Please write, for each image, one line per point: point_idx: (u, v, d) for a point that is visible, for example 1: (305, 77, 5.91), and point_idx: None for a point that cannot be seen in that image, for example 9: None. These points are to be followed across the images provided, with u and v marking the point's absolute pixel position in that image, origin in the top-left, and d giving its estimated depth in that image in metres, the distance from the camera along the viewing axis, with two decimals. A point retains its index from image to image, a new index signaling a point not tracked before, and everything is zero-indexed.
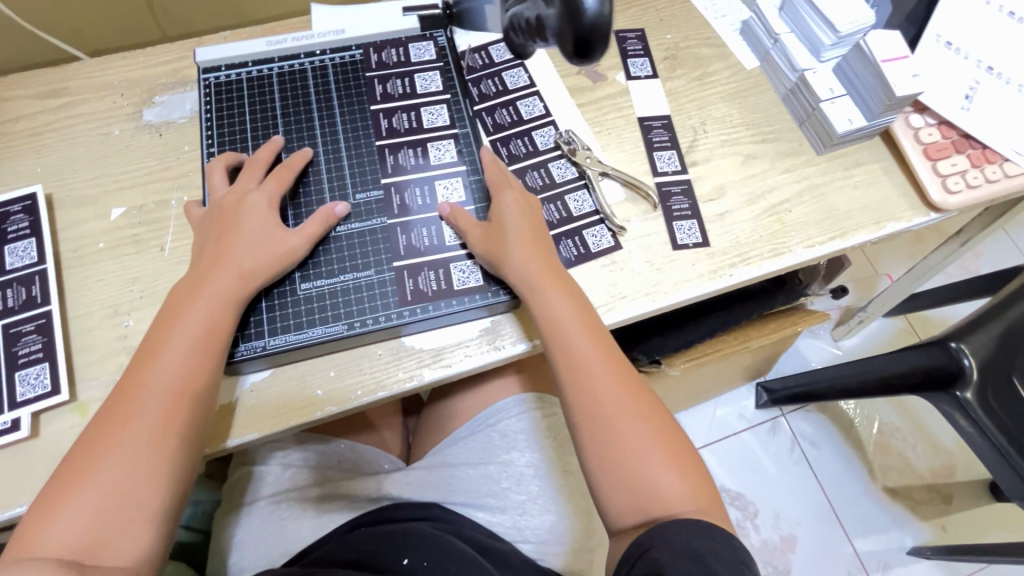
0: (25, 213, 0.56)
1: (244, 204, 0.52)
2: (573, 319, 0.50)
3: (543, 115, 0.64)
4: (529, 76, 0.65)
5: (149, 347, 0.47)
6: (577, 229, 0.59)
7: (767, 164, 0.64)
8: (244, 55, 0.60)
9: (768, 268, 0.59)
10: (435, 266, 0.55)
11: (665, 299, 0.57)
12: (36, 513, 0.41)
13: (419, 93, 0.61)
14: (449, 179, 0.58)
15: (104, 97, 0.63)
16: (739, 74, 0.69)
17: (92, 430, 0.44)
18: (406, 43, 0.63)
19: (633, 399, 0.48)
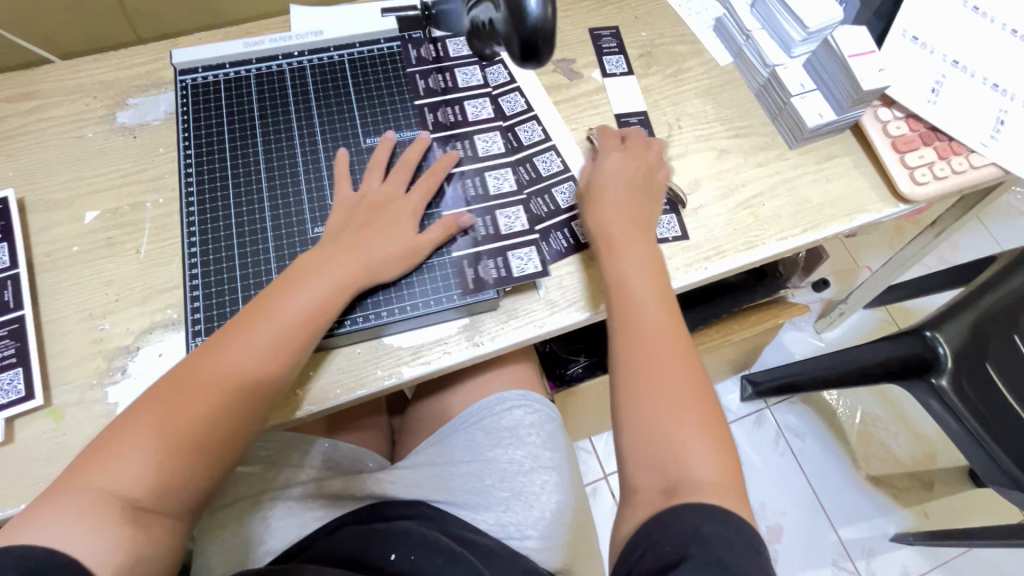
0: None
1: (387, 205, 0.53)
2: (642, 274, 0.52)
3: (524, 110, 0.63)
4: (509, 71, 0.64)
5: (261, 307, 0.47)
6: (565, 222, 0.59)
7: (741, 158, 0.65)
8: (221, 56, 0.60)
9: (742, 260, 0.60)
10: (495, 255, 0.56)
11: None
12: (112, 437, 0.42)
13: (459, 87, 0.62)
14: (498, 170, 0.59)
15: (77, 99, 0.63)
16: (713, 70, 0.70)
17: (184, 371, 0.45)
18: (443, 39, 0.64)
19: (687, 365, 0.48)
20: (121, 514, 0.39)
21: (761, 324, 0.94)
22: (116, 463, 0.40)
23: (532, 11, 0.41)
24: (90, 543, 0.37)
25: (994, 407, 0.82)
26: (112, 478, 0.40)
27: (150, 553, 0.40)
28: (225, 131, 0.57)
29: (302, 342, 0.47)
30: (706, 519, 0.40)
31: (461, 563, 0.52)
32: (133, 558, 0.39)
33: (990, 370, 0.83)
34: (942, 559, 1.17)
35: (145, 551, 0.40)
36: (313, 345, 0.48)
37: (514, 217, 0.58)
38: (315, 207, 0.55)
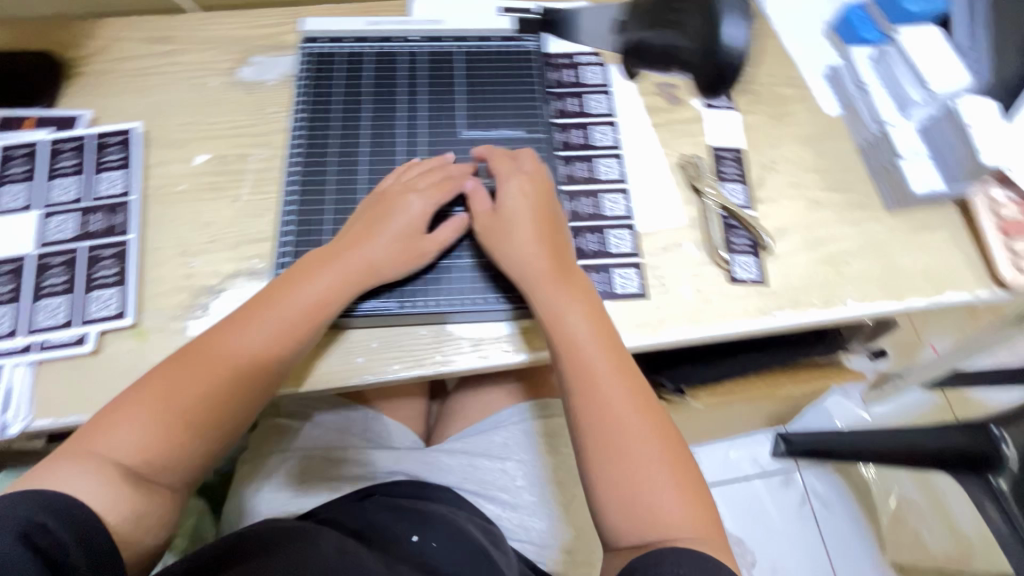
0: (121, 145, 0.60)
1: (400, 201, 0.53)
2: (581, 323, 0.50)
3: (611, 146, 0.65)
4: (611, 104, 0.67)
5: (269, 295, 0.50)
6: (609, 264, 0.59)
7: (833, 212, 0.63)
8: (343, 31, 0.62)
9: (819, 316, 0.59)
10: (599, 270, 0.58)
11: (707, 329, 0.57)
12: (123, 402, 0.45)
13: (589, 113, 0.66)
14: (614, 195, 0.62)
15: (206, 49, 0.67)
16: (819, 118, 0.68)
17: (193, 347, 0.48)
18: (579, 66, 0.67)
19: (639, 411, 0.48)
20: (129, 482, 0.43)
21: (803, 384, 0.92)
22: (122, 438, 0.44)
23: (727, 38, 0.56)
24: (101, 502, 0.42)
25: None
26: (114, 452, 0.43)
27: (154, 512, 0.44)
28: (336, 103, 0.59)
29: (306, 328, 0.50)
30: (693, 568, 0.40)
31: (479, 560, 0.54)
32: (141, 512, 0.43)
33: None
34: None
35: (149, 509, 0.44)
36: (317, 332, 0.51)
37: (622, 239, 0.60)
38: None
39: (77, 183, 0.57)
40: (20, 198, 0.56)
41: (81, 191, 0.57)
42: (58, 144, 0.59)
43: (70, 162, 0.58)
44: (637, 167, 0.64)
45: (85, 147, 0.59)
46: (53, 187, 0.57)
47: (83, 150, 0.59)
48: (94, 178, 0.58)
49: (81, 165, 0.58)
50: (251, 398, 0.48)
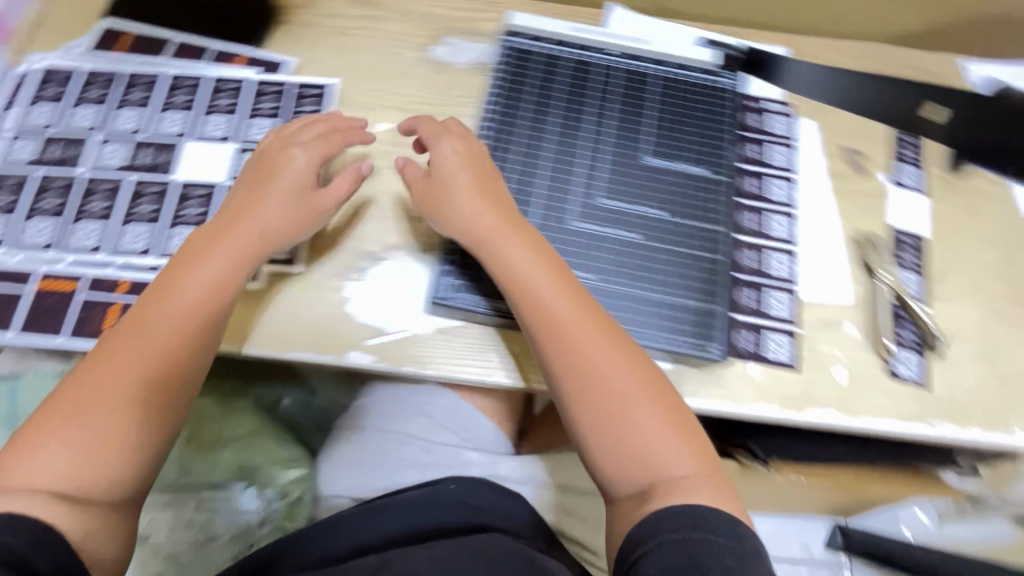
0: (316, 99, 0.63)
1: (280, 157, 0.53)
2: (522, 256, 0.48)
3: (784, 203, 0.61)
4: (793, 159, 0.63)
5: (165, 288, 0.47)
6: (764, 326, 0.56)
7: (1014, 329, 0.58)
8: (545, 33, 0.63)
9: (979, 436, 0.54)
10: (753, 329, 0.56)
11: (856, 420, 0.53)
12: (29, 438, 0.41)
13: (770, 163, 0.62)
14: (779, 254, 0.59)
15: (405, 22, 0.69)
16: (1011, 221, 0.63)
17: (115, 346, 0.44)
18: (766, 112, 0.65)
19: (613, 347, 0.45)
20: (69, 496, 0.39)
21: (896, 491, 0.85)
22: (49, 454, 0.40)
23: None
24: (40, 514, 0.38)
25: None
26: (48, 469, 0.39)
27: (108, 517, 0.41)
28: (525, 102, 0.59)
29: (220, 299, 0.48)
30: (687, 525, 0.39)
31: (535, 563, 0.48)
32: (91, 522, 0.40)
33: None
34: None
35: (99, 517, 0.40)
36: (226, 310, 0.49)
37: (781, 302, 0.57)
38: (582, 204, 0.55)
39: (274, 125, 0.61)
40: (223, 129, 0.61)
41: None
42: (265, 87, 0.63)
43: (272, 105, 0.62)
44: (809, 232, 0.61)
45: (287, 94, 0.63)
46: (254, 126, 0.61)
47: (285, 97, 0.63)
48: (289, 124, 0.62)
49: (281, 111, 0.62)
50: (195, 356, 0.46)
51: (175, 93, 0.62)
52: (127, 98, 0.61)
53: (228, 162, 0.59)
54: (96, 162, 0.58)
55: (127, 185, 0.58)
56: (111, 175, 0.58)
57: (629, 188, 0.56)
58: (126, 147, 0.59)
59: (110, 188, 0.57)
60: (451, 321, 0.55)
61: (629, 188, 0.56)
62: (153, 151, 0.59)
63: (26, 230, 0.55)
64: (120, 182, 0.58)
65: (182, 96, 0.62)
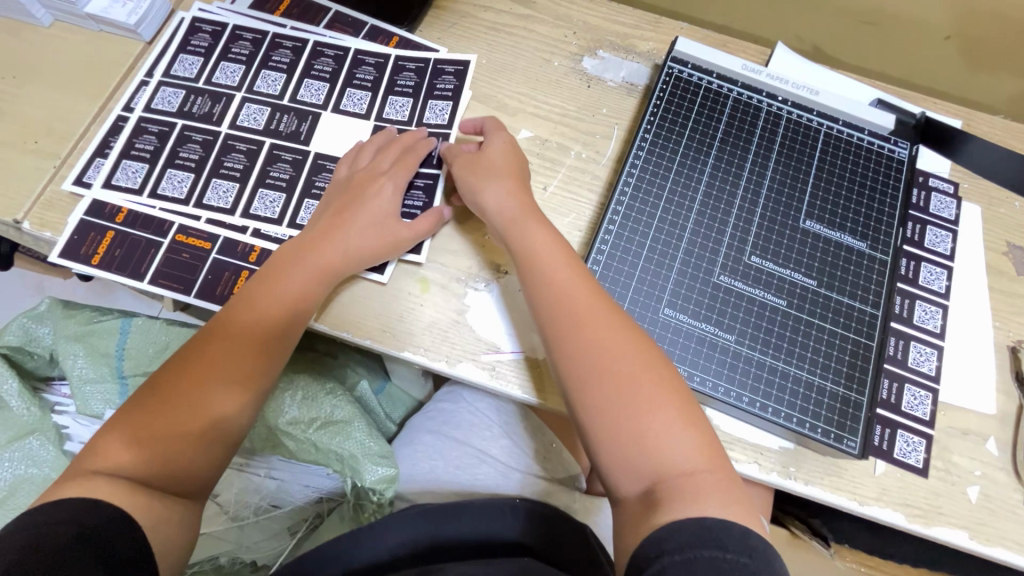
0: (453, 75, 0.62)
1: (368, 183, 0.54)
2: (556, 258, 0.49)
3: (940, 293, 0.57)
4: (954, 247, 0.59)
5: (249, 298, 0.48)
6: (897, 423, 0.52)
7: None
8: (714, 64, 0.59)
9: None
10: (886, 424, 0.52)
11: (985, 546, 0.49)
12: (108, 437, 0.41)
13: (926, 247, 0.58)
14: (925, 347, 0.54)
15: (559, 27, 0.66)
16: None
17: (195, 353, 0.46)
18: (932, 190, 0.60)
19: (630, 343, 0.45)
20: (136, 484, 0.39)
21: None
22: (120, 445, 0.41)
23: None
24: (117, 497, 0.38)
25: None
26: (120, 460, 0.40)
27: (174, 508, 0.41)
28: (682, 137, 0.56)
29: (299, 310, 0.49)
30: (697, 542, 0.36)
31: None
32: (161, 511, 0.39)
33: None
34: None
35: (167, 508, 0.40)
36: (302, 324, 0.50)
37: (920, 400, 0.53)
38: (730, 257, 0.52)
39: (411, 104, 0.60)
40: (361, 105, 0.60)
41: (412, 115, 0.60)
42: (404, 62, 0.61)
43: (410, 82, 0.61)
44: (959, 328, 0.56)
45: (425, 70, 0.61)
46: (390, 103, 0.60)
47: (423, 73, 0.61)
48: (425, 104, 0.60)
49: (419, 87, 0.61)
50: (264, 356, 0.47)
51: (318, 60, 0.61)
52: (271, 59, 0.61)
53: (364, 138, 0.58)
54: (236, 121, 0.58)
55: (263, 148, 0.57)
56: (249, 137, 0.58)
57: (783, 251, 0.53)
58: (265, 110, 0.59)
59: (247, 150, 0.57)
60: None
61: (782, 250, 0.53)
62: (292, 117, 0.59)
63: (163, 179, 0.56)
64: (256, 145, 0.57)
65: (323, 64, 0.61)
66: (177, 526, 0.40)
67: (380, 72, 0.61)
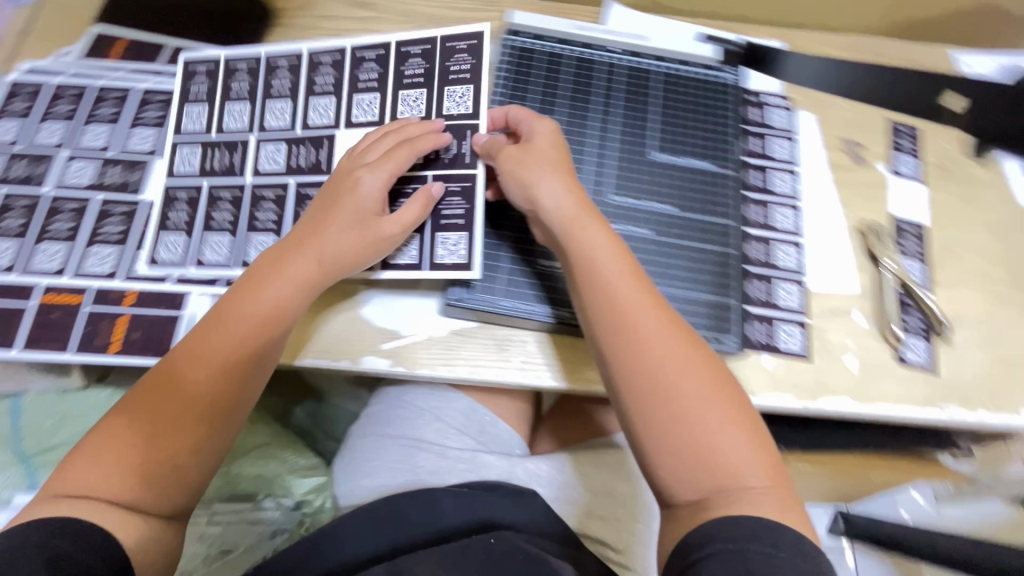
0: (467, 53, 0.57)
1: (348, 173, 0.51)
2: (609, 261, 0.47)
3: (789, 195, 0.62)
4: (794, 152, 0.64)
5: (223, 312, 0.48)
6: (773, 318, 0.57)
7: (1015, 311, 0.59)
8: (547, 30, 0.62)
9: (985, 418, 0.55)
10: (764, 321, 0.56)
11: (868, 406, 0.55)
12: (87, 452, 0.43)
13: (771, 157, 0.64)
14: (786, 246, 0.60)
15: (402, 22, 0.68)
16: (1007, 208, 0.65)
17: (171, 371, 0.46)
18: (767, 107, 0.66)
19: (683, 357, 0.44)
20: (117, 503, 0.41)
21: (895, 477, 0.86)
22: (97, 461, 0.42)
23: None
24: (100, 517, 0.40)
25: None
26: (96, 485, 0.41)
27: (157, 527, 0.43)
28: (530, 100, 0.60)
29: (277, 324, 0.48)
30: (746, 538, 0.37)
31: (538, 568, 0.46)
32: (146, 528, 0.42)
33: None
34: None
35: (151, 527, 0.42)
36: (279, 339, 0.49)
37: (790, 293, 0.58)
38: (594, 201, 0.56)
39: (472, 92, 0.56)
40: (372, 110, 0.57)
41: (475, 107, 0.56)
42: (406, 48, 0.58)
43: (419, 69, 0.58)
44: (815, 223, 0.61)
45: (433, 52, 0.58)
46: (403, 100, 0.57)
47: (478, 54, 0.57)
48: (399, 92, 0.57)
49: (475, 70, 0.57)
50: (240, 376, 0.46)
51: (274, 75, 0.59)
52: (140, 117, 0.60)
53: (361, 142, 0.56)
54: (111, 187, 0.57)
55: (290, 190, 0.55)
56: (187, 182, 0.56)
57: (641, 185, 0.57)
58: (282, 147, 0.57)
59: (232, 196, 0.56)
60: (468, 324, 0.55)
61: (640, 184, 0.57)
62: (308, 148, 0.56)
63: (37, 254, 0.54)
64: (280, 188, 0.55)
65: (199, 84, 0.59)
66: (161, 544, 0.43)
67: (383, 67, 0.58)
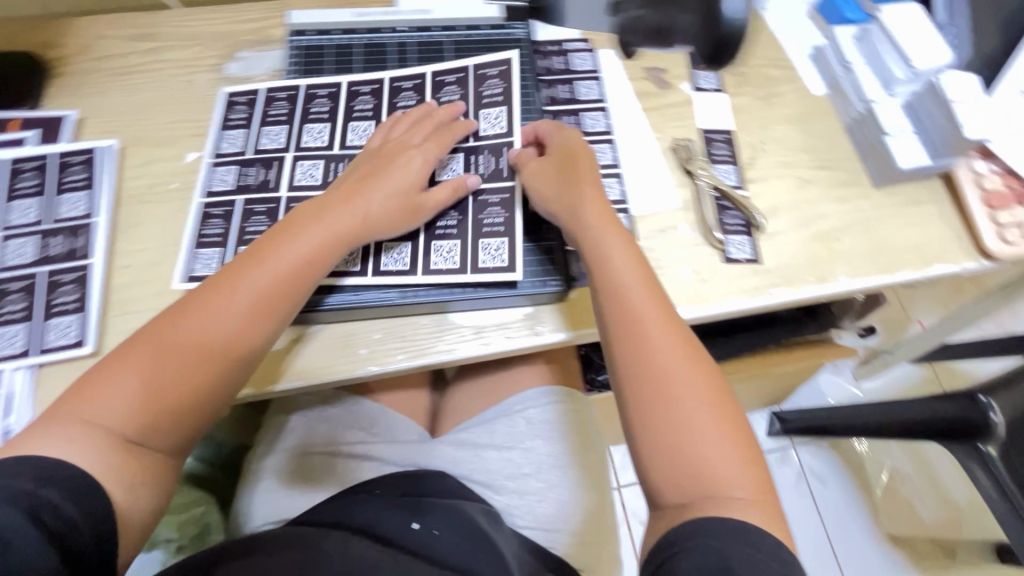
0: (288, 101, 0.62)
1: (399, 151, 0.56)
2: (639, 284, 0.50)
3: (603, 132, 0.65)
4: (602, 90, 0.67)
5: (256, 255, 0.50)
6: None
7: (822, 191, 0.64)
8: (331, 23, 0.64)
9: (810, 292, 0.60)
10: None
11: (706, 308, 0.58)
12: (99, 374, 0.45)
13: (580, 100, 0.66)
14: (607, 180, 0.63)
15: (192, 46, 0.67)
16: (804, 98, 0.69)
17: (188, 306, 0.48)
18: (567, 53, 0.68)
19: (703, 377, 0.46)
20: (119, 433, 0.44)
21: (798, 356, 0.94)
22: (117, 385, 0.45)
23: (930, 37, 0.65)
24: (93, 463, 0.42)
25: None
26: (102, 416, 0.43)
27: (145, 479, 0.45)
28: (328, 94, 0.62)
29: (289, 300, 0.50)
30: (732, 537, 0.39)
31: (481, 546, 0.56)
32: (135, 482, 0.44)
33: None
34: None
35: (142, 478, 0.44)
36: (291, 315, 0.51)
37: None
38: None
39: (287, 131, 0.61)
40: (237, 143, 0.61)
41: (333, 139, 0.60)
42: (274, 93, 0.62)
43: (243, 114, 0.62)
44: (630, 151, 0.64)
45: (298, 97, 0.62)
46: (224, 138, 0.61)
47: (337, 98, 0.62)
48: (262, 130, 0.61)
49: (335, 112, 0.62)
50: (262, 341, 0.49)
51: (68, 172, 0.58)
52: None
53: (315, 165, 0.59)
54: None
55: (237, 206, 0.58)
56: (18, 274, 0.53)
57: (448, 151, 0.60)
58: (232, 168, 0.59)
59: (75, 277, 0.54)
60: (310, 329, 0.55)
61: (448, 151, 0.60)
62: (258, 169, 0.59)
63: None
64: (229, 205, 0.58)
65: (26, 180, 0.57)
66: (148, 493, 0.45)
67: (252, 108, 0.62)
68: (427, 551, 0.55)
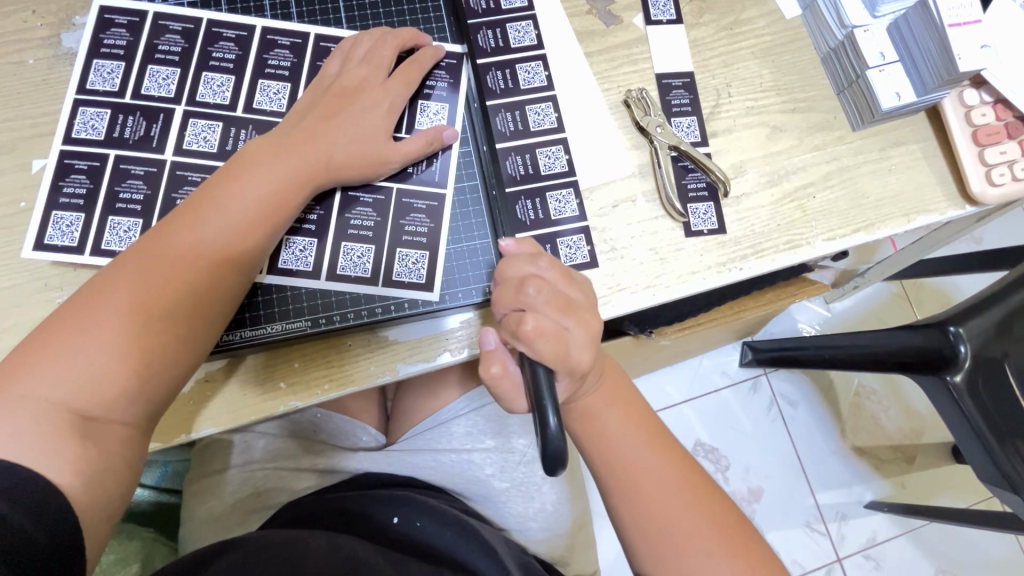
0: (181, 36, 0.52)
1: (365, 89, 0.49)
2: (620, 421, 0.48)
3: (543, 87, 0.55)
4: (538, 33, 0.55)
5: (203, 198, 0.43)
6: (551, 235, 0.52)
7: (795, 139, 0.56)
8: None
9: (782, 262, 0.54)
10: (542, 242, 0.52)
11: (665, 294, 0.52)
12: (37, 344, 0.38)
13: (512, 47, 0.55)
14: (550, 148, 0.54)
15: (11, 13, 0.52)
16: (777, 24, 0.59)
17: (138, 256, 0.41)
18: None
19: (689, 493, 0.46)
20: (77, 412, 0.37)
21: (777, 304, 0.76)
22: (64, 361, 0.37)
23: None
24: (43, 454, 0.35)
25: (1004, 409, 0.72)
26: (54, 396, 0.36)
27: (110, 466, 0.38)
28: (198, 61, 0.51)
29: (248, 249, 0.43)
30: None
31: (465, 538, 0.53)
32: (97, 471, 0.37)
33: (1007, 372, 0.73)
34: (911, 528, 1.17)
35: (106, 463, 0.37)
36: (255, 268, 0.44)
37: (565, 201, 0.53)
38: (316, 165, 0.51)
39: (178, 76, 0.51)
40: (112, 80, 0.50)
41: (235, 98, 0.51)
42: (165, 22, 0.52)
43: (122, 41, 0.51)
44: (574, 111, 0.55)
45: (197, 33, 0.52)
46: (95, 70, 0.51)
47: (247, 45, 0.52)
48: (145, 68, 0.51)
49: (242, 62, 0.52)
50: (236, 289, 0.43)
51: None
52: None
53: (210, 127, 0.50)
54: None
55: (108, 164, 0.49)
56: None
57: None
58: (105, 113, 0.50)
59: None
60: (220, 365, 0.48)
61: None
62: (139, 119, 0.50)
63: None
64: (98, 160, 0.49)
65: None
66: (114, 481, 0.38)
67: (135, 35, 0.51)
68: (418, 542, 0.52)
